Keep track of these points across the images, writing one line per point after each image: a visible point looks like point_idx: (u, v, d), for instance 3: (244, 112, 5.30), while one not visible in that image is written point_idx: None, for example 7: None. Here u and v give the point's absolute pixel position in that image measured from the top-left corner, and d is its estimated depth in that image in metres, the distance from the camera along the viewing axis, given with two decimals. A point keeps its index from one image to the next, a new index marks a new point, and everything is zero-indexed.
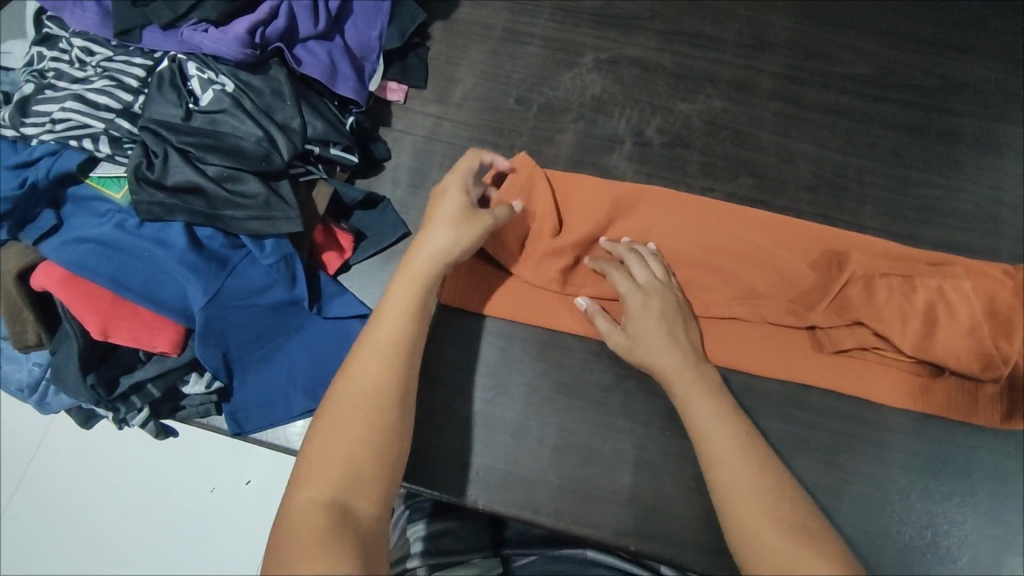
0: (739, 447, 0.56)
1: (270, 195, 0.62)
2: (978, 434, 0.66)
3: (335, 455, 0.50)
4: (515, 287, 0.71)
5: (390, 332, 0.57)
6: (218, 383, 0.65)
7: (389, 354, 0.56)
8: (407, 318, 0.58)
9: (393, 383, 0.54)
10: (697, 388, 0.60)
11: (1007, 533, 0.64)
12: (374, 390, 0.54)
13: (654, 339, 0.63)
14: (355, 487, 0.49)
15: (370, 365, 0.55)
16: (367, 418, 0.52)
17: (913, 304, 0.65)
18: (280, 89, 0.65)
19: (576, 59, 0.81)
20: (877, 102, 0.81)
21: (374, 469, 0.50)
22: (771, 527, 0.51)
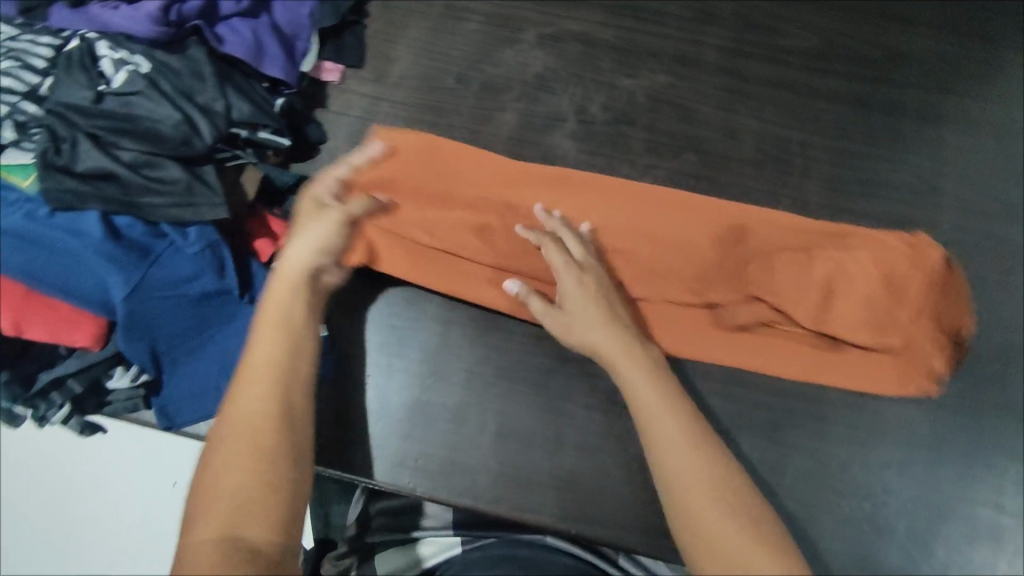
0: (687, 432, 0.55)
1: (192, 181, 0.60)
2: (915, 404, 0.67)
3: (221, 486, 0.48)
4: (424, 270, 0.67)
5: (270, 365, 0.55)
6: (145, 376, 0.64)
7: (271, 386, 0.54)
8: (284, 329, 0.57)
9: (276, 402, 0.53)
10: (638, 367, 0.60)
11: (946, 502, 0.65)
12: (254, 417, 0.52)
13: (591, 318, 0.62)
14: (249, 516, 0.46)
15: (252, 396, 0.53)
16: (263, 448, 0.50)
17: (812, 276, 0.67)
18: (201, 70, 0.63)
19: (516, 35, 0.80)
20: (821, 75, 0.80)
21: (270, 500, 0.48)
22: (711, 506, 0.51)
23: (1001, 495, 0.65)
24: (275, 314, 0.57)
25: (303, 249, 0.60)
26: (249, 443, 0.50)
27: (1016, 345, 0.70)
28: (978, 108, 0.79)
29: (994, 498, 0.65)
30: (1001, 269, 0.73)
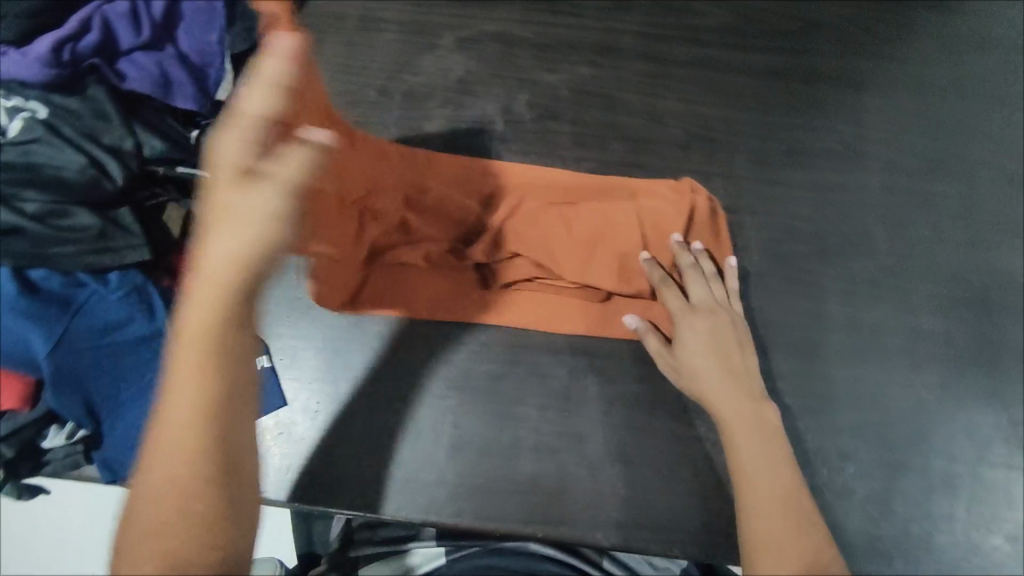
0: (780, 480, 0.55)
1: (106, 226, 0.59)
2: (856, 367, 0.69)
3: (149, 546, 0.37)
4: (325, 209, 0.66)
5: (190, 363, 0.39)
6: (83, 432, 0.61)
7: (208, 389, 0.39)
8: (226, 337, 0.40)
9: (183, 445, 0.39)
10: (727, 379, 0.62)
11: (898, 457, 0.67)
12: (169, 469, 0.38)
13: (703, 343, 0.64)
14: (182, 553, 0.37)
15: (180, 408, 0.39)
16: (185, 475, 0.38)
17: (577, 234, 0.67)
18: (104, 109, 0.60)
19: (435, 41, 0.79)
20: (741, 52, 0.81)
21: (205, 533, 0.38)
22: (777, 508, 0.53)
23: (947, 444, 0.67)
24: (209, 297, 0.39)
25: (228, 206, 0.39)
26: (177, 465, 0.38)
27: (949, 297, 0.72)
28: (894, 68, 0.81)
29: (941, 447, 0.67)
30: (930, 224, 0.75)
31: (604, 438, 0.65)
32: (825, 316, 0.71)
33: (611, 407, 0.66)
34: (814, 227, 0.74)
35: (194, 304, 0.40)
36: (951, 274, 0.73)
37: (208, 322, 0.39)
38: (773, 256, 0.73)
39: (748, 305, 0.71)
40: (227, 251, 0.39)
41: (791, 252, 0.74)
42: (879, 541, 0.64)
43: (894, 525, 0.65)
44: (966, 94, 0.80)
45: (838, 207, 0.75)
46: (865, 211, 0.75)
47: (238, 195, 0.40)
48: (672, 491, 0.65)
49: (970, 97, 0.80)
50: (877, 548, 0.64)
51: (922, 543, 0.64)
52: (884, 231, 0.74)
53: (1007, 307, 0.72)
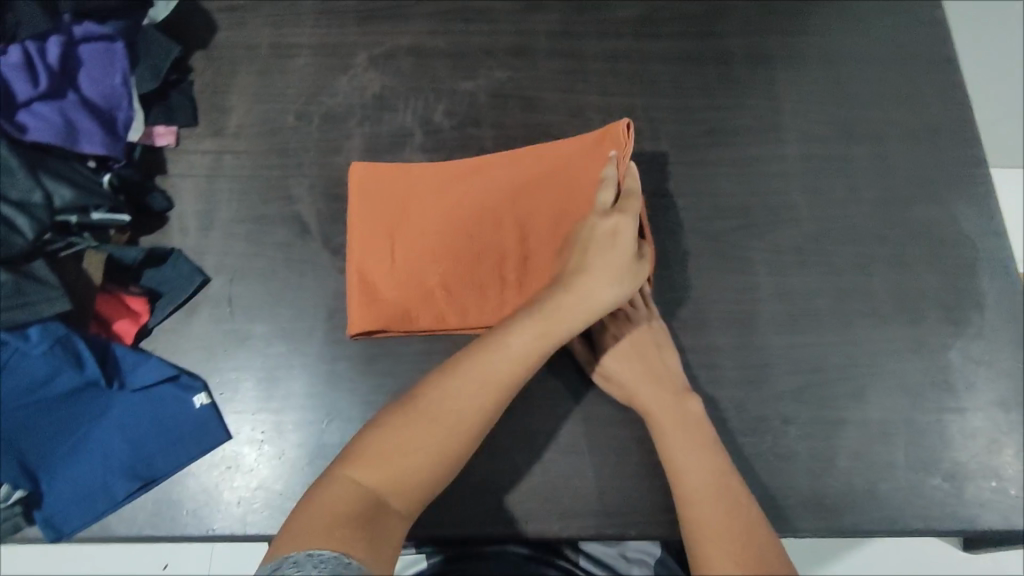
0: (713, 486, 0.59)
1: (19, 280, 0.58)
2: (789, 332, 0.71)
3: (386, 460, 0.55)
4: (376, 209, 0.70)
5: (509, 360, 0.58)
6: (19, 493, 0.59)
7: (495, 386, 0.58)
8: (519, 371, 0.59)
9: (469, 419, 0.57)
10: (658, 395, 0.64)
11: (838, 415, 0.69)
12: (457, 419, 0.57)
13: (627, 356, 0.67)
14: (399, 487, 0.55)
15: (480, 383, 0.58)
16: (450, 434, 0.57)
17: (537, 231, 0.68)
18: (6, 162, 0.59)
19: (349, 61, 0.79)
20: (652, 41, 0.83)
21: (427, 481, 0.56)
22: (718, 517, 0.58)
23: (884, 397, 0.70)
24: (526, 335, 0.59)
25: (603, 265, 0.62)
26: (440, 424, 0.57)
27: (871, 255, 0.75)
28: (799, 42, 0.83)
29: (877, 400, 0.70)
30: (847, 187, 0.78)
31: (552, 432, 0.67)
32: (756, 287, 0.73)
33: (556, 400, 0.68)
34: (738, 201, 0.76)
35: (525, 321, 0.60)
36: (871, 233, 0.76)
37: (535, 346, 0.59)
38: (702, 234, 0.75)
39: (681, 286, 0.73)
40: (597, 302, 0.61)
41: (719, 228, 0.75)
42: (826, 498, 0.67)
43: (839, 480, 0.67)
44: (871, 58, 0.83)
45: (759, 181, 0.77)
46: (785, 181, 0.78)
47: (599, 261, 0.62)
48: (624, 476, 0.66)
49: (875, 61, 0.83)
50: (823, 504, 0.66)
51: (867, 495, 0.67)
52: (804, 199, 0.77)
53: (924, 258, 0.75)
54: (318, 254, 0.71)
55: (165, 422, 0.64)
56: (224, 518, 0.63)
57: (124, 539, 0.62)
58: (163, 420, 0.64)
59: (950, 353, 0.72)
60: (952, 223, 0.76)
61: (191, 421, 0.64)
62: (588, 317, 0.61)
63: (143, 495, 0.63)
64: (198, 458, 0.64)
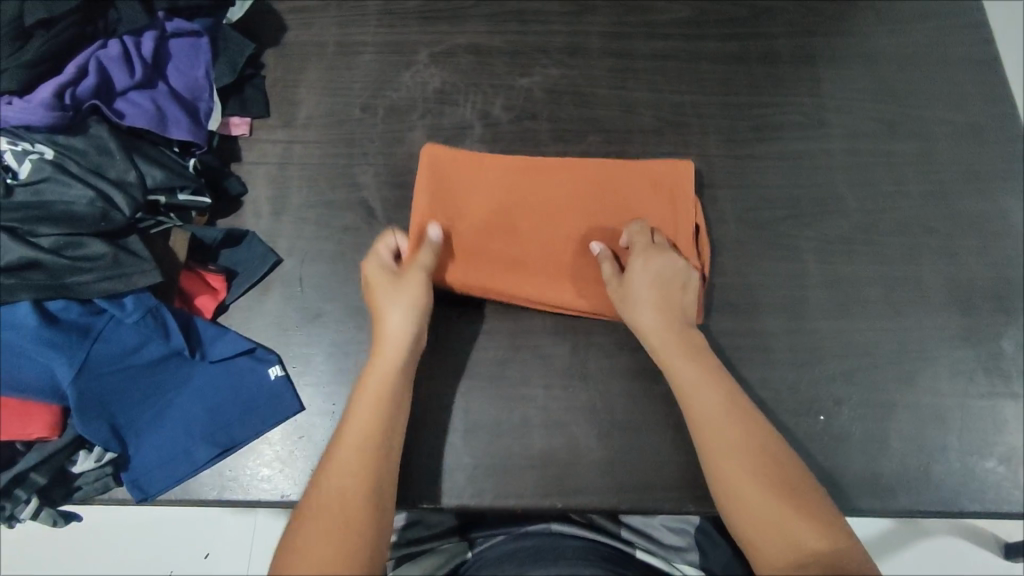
0: (746, 461, 0.58)
1: (117, 252, 0.61)
2: (840, 317, 0.73)
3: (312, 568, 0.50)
4: (469, 179, 0.74)
5: (357, 449, 0.58)
6: (110, 454, 0.63)
7: (359, 466, 0.57)
8: (372, 434, 0.59)
9: (355, 510, 0.54)
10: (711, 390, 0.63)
11: (890, 398, 0.71)
12: (340, 518, 0.53)
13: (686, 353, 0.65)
14: None
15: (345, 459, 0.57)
16: (336, 535, 0.52)
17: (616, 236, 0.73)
18: (106, 145, 0.64)
19: (411, 58, 0.83)
20: (700, 40, 0.86)
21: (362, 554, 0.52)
22: (753, 489, 0.57)
23: (936, 382, 0.71)
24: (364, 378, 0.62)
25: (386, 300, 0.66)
26: (333, 523, 0.53)
27: (918, 245, 0.77)
28: (844, 42, 0.86)
29: (928, 384, 0.71)
30: (892, 179, 0.80)
31: (610, 409, 0.69)
32: (806, 274, 0.75)
33: (614, 380, 0.70)
34: (787, 193, 0.79)
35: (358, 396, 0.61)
36: (918, 224, 0.78)
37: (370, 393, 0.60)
38: (751, 223, 0.77)
39: (732, 271, 0.75)
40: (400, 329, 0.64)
41: (768, 218, 0.78)
42: (879, 478, 0.68)
43: (892, 461, 0.69)
44: (913, 58, 0.86)
45: (806, 172, 0.80)
46: (831, 174, 0.80)
47: (392, 295, 0.66)
48: (682, 452, 0.68)
49: (916, 60, 0.85)
50: (878, 484, 0.68)
51: (920, 476, 0.68)
52: (851, 191, 0.79)
53: (971, 248, 0.77)
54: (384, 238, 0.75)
55: (243, 392, 0.67)
56: (296, 483, 0.66)
57: (208, 502, 0.66)
58: (240, 390, 0.67)
59: (1000, 340, 0.73)
60: (997, 215, 0.78)
61: (267, 393, 0.68)
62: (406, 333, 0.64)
63: (222, 460, 0.66)
64: (272, 427, 0.67)
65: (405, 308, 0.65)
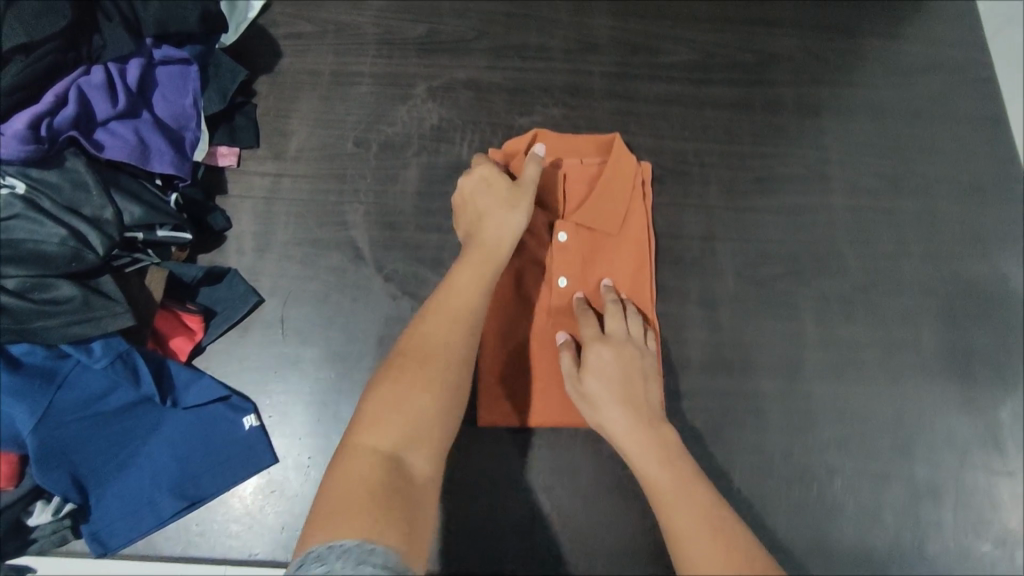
0: (696, 510, 0.52)
1: (88, 294, 0.58)
2: (839, 383, 0.71)
3: (374, 469, 0.46)
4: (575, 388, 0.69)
5: (460, 295, 0.57)
6: (69, 505, 0.59)
7: (457, 316, 0.55)
8: (480, 291, 0.58)
9: (444, 360, 0.53)
10: (694, 513, 0.51)
11: (886, 471, 0.68)
12: (434, 353, 0.53)
13: (668, 493, 0.54)
14: (417, 439, 0.49)
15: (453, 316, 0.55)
16: (427, 382, 0.51)
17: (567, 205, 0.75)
18: (83, 180, 0.60)
19: (409, 91, 0.81)
20: (704, 85, 0.84)
21: (442, 413, 0.50)
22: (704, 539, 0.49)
23: (933, 457, 0.69)
24: (499, 249, 0.61)
25: (492, 215, 0.63)
26: (427, 370, 0.52)
27: (920, 309, 0.75)
28: (850, 93, 0.85)
29: (926, 457, 0.69)
30: (895, 240, 0.78)
31: (596, 472, 0.67)
32: (804, 336, 0.73)
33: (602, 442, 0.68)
34: (788, 249, 0.77)
35: (462, 263, 0.59)
36: (921, 287, 0.76)
37: (491, 268, 0.59)
38: (750, 280, 0.75)
39: (729, 330, 0.73)
40: (511, 240, 0.62)
41: (768, 275, 0.75)
42: (872, 555, 0.66)
43: (885, 538, 0.67)
44: (920, 114, 0.84)
45: (808, 229, 0.78)
46: (833, 231, 0.78)
47: (491, 204, 0.64)
48: None
49: (924, 115, 0.84)
50: (871, 562, 0.66)
51: (914, 554, 0.66)
52: (853, 250, 0.77)
53: (975, 316, 0.75)
54: (371, 280, 0.72)
55: (215, 441, 0.64)
56: (265, 542, 0.63)
57: (172, 559, 0.63)
58: (212, 439, 0.64)
59: (999, 413, 0.71)
60: (1002, 281, 0.76)
61: (240, 443, 0.65)
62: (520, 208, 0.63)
63: (188, 514, 0.63)
64: (244, 480, 0.64)
65: (518, 212, 0.63)
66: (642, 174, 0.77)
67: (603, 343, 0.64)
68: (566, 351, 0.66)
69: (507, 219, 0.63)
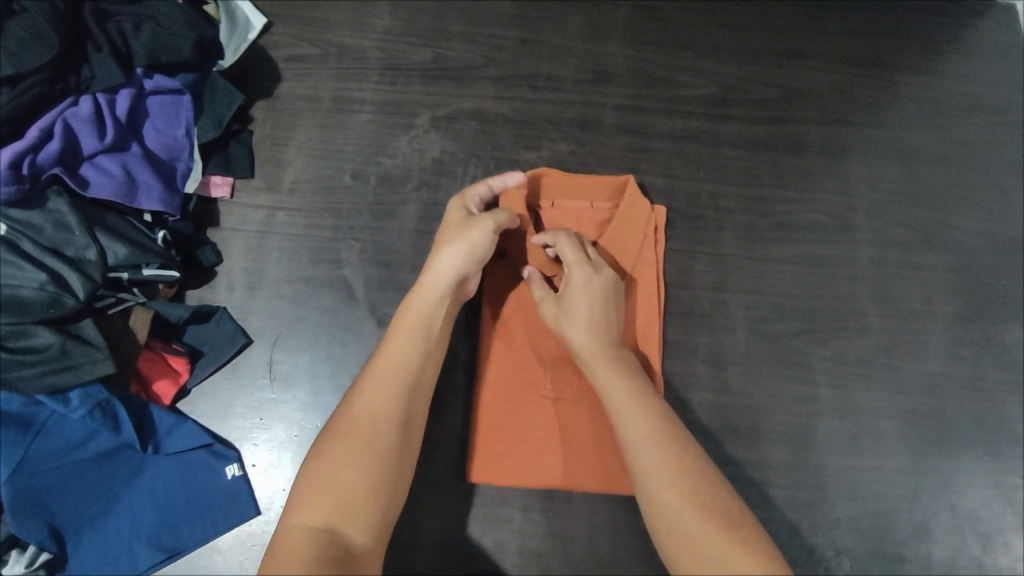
0: (651, 425, 0.50)
1: (65, 341, 0.56)
2: (851, 453, 0.67)
3: (298, 555, 0.42)
4: (578, 433, 0.65)
5: (398, 356, 0.53)
6: (44, 555, 0.58)
7: (393, 373, 0.52)
8: (417, 345, 0.54)
9: (377, 422, 0.49)
10: (645, 429, 0.50)
11: (897, 549, 0.65)
12: (369, 417, 0.49)
13: (642, 436, 0.49)
14: (348, 510, 0.45)
15: (386, 375, 0.52)
16: (361, 448, 0.47)
17: None
18: (65, 220, 0.58)
19: (411, 120, 0.78)
20: (723, 122, 0.79)
21: (375, 480, 0.47)
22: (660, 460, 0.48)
23: (949, 535, 0.65)
24: (435, 291, 0.57)
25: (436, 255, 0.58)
26: (363, 431, 0.48)
27: (945, 374, 0.70)
28: (880, 134, 0.79)
29: (942, 537, 0.65)
30: (921, 297, 0.73)
31: (588, 537, 0.64)
32: (817, 399, 0.69)
33: (597, 507, 0.65)
34: (803, 304, 0.72)
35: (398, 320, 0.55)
36: (945, 350, 0.71)
37: (427, 314, 0.55)
38: (762, 336, 0.71)
39: (737, 390, 0.69)
40: (450, 277, 0.57)
41: (781, 331, 0.71)
42: None
43: None
44: (954, 159, 0.79)
45: (827, 282, 0.73)
46: (854, 286, 0.73)
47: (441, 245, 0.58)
48: None
49: (957, 161, 0.79)
50: None
51: None
52: (875, 307, 0.73)
53: (1002, 384, 0.70)
54: (363, 325, 0.69)
55: (197, 489, 0.63)
56: None
57: None
58: (193, 487, 0.63)
59: None
60: None
61: (223, 492, 0.63)
62: (481, 256, 0.59)
63: (167, 564, 0.61)
64: (226, 531, 0.62)
65: (469, 251, 0.58)
66: (655, 219, 0.73)
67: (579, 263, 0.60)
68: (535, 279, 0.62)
69: (453, 259, 0.57)
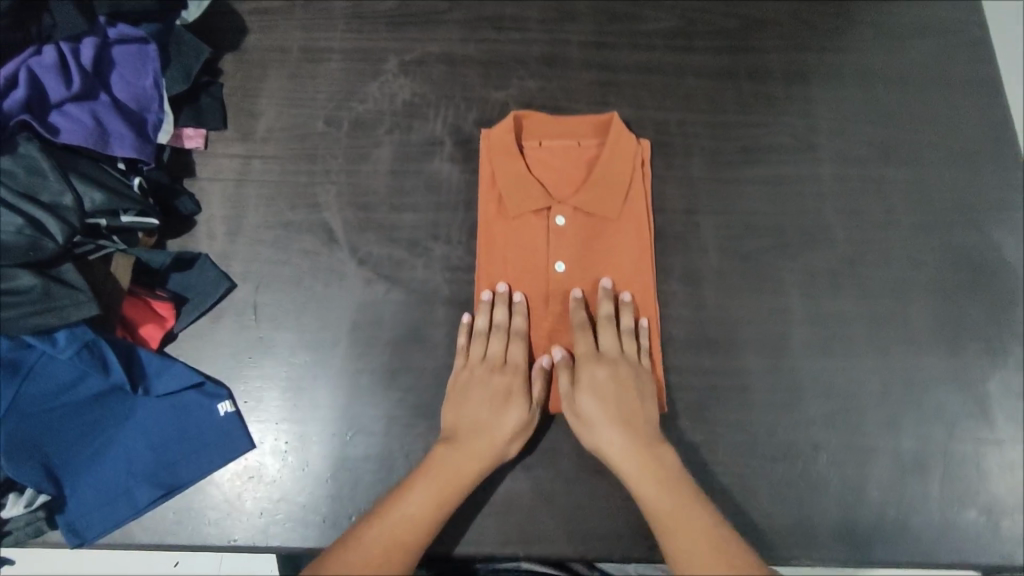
0: (699, 538, 0.55)
1: (48, 283, 0.57)
2: (824, 358, 0.70)
3: None
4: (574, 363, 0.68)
5: (451, 472, 0.59)
6: (43, 497, 0.59)
7: (443, 488, 0.58)
8: (473, 462, 0.60)
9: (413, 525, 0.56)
10: (696, 540, 0.55)
11: (871, 443, 0.68)
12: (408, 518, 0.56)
13: (687, 548, 0.55)
14: None
15: (427, 484, 0.58)
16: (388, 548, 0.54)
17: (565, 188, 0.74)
18: (39, 165, 0.59)
19: (380, 66, 0.78)
20: (686, 54, 0.81)
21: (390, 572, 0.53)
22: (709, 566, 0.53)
23: (918, 428, 0.68)
24: (481, 412, 0.62)
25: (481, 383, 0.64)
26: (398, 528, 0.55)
27: (910, 279, 0.73)
28: (838, 58, 0.82)
29: (913, 430, 0.68)
30: (884, 209, 0.76)
31: (576, 450, 0.66)
32: (789, 309, 0.72)
33: None
34: (771, 221, 0.75)
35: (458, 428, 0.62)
36: (907, 257, 0.74)
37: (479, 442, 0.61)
38: (733, 253, 0.73)
39: (712, 305, 0.71)
40: (494, 412, 0.62)
41: (751, 247, 0.74)
42: (857, 527, 0.66)
43: (870, 513, 0.66)
44: (909, 78, 0.81)
45: (793, 200, 0.76)
46: (820, 202, 0.76)
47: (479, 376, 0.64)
48: None
49: (913, 80, 0.81)
50: (855, 535, 0.65)
51: (898, 528, 0.66)
52: (840, 221, 0.75)
53: (963, 286, 0.73)
54: (344, 264, 0.70)
55: (191, 429, 0.64)
56: (246, 527, 0.63)
57: (150, 547, 0.62)
58: (185, 427, 0.64)
59: (989, 384, 0.70)
60: (993, 250, 0.74)
61: (217, 430, 0.64)
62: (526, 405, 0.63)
63: (166, 501, 0.62)
64: (221, 467, 0.64)
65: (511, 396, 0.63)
66: (642, 152, 0.75)
67: (595, 361, 0.64)
68: (560, 369, 0.65)
69: (497, 406, 0.62)
